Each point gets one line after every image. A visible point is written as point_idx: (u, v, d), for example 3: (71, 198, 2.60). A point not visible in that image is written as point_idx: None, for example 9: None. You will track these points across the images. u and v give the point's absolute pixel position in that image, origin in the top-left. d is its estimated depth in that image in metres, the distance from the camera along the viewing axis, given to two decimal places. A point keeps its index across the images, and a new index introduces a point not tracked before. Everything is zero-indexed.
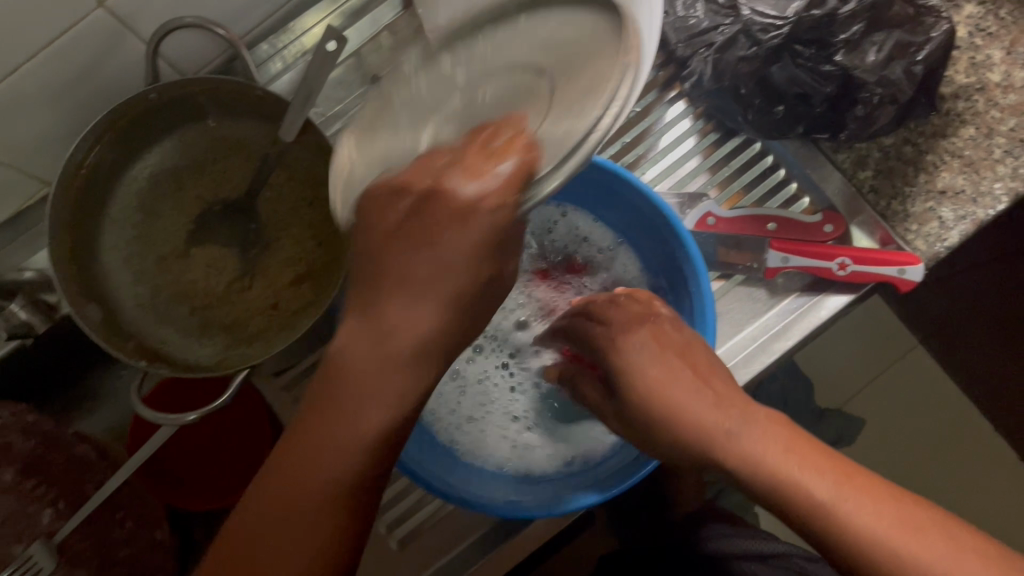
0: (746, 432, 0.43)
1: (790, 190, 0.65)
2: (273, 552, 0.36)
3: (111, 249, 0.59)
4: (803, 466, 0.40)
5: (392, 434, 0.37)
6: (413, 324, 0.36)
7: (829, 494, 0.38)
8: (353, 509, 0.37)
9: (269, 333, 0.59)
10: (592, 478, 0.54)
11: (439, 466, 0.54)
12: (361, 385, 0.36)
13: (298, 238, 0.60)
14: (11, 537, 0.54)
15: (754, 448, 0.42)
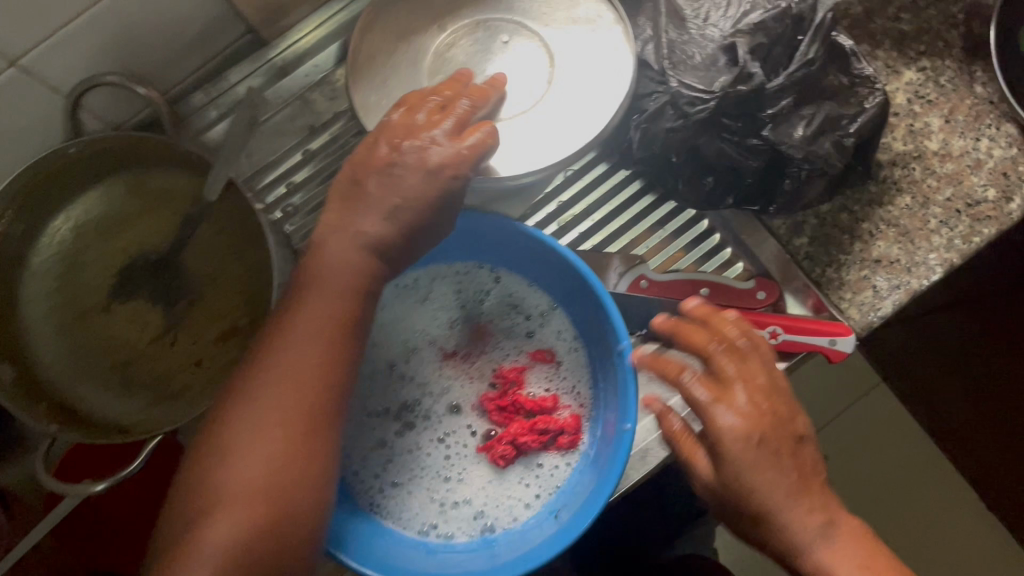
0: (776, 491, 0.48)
1: (725, 256, 0.63)
2: (256, 471, 0.45)
3: (33, 302, 0.59)
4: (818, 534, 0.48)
5: (323, 375, 0.48)
6: (326, 314, 0.49)
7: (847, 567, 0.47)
8: (299, 450, 0.46)
9: (191, 390, 0.59)
10: (510, 551, 0.53)
11: (353, 540, 0.53)
12: (287, 343, 0.48)
13: (223, 294, 0.59)
14: None
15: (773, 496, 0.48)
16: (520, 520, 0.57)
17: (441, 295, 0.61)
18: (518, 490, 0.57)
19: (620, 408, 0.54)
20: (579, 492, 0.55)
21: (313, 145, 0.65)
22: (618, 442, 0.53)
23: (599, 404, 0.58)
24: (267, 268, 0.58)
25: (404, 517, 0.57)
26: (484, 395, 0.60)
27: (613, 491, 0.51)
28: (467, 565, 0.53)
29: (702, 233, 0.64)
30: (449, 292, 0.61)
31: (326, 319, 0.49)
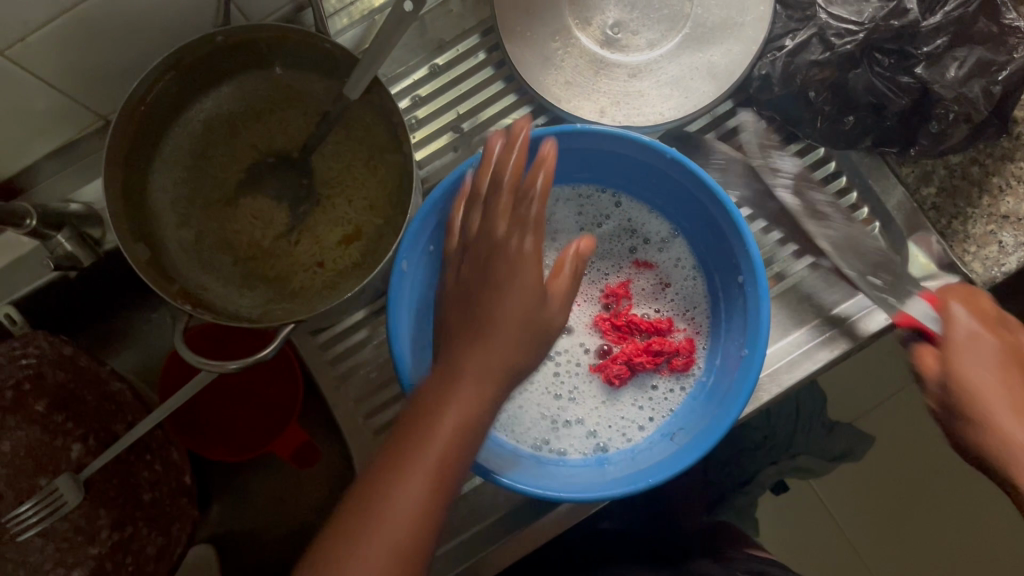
0: (989, 402, 0.48)
1: (850, 199, 0.63)
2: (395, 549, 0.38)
3: (160, 191, 0.58)
4: None
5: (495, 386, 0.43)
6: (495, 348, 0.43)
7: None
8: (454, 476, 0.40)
9: (312, 291, 0.59)
10: (622, 469, 0.54)
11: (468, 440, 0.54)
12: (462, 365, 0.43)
13: (350, 199, 0.59)
14: (35, 469, 0.54)
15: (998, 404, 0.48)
16: (629, 442, 0.57)
17: (557, 216, 0.61)
18: (631, 411, 0.58)
19: (747, 340, 0.53)
20: (697, 417, 0.55)
21: (438, 62, 0.64)
22: (743, 373, 0.53)
23: (716, 332, 0.58)
24: (400, 174, 0.58)
25: (514, 429, 0.57)
26: (598, 315, 0.60)
27: (739, 416, 0.51)
28: (582, 477, 0.54)
29: (829, 175, 0.64)
30: (570, 214, 0.61)
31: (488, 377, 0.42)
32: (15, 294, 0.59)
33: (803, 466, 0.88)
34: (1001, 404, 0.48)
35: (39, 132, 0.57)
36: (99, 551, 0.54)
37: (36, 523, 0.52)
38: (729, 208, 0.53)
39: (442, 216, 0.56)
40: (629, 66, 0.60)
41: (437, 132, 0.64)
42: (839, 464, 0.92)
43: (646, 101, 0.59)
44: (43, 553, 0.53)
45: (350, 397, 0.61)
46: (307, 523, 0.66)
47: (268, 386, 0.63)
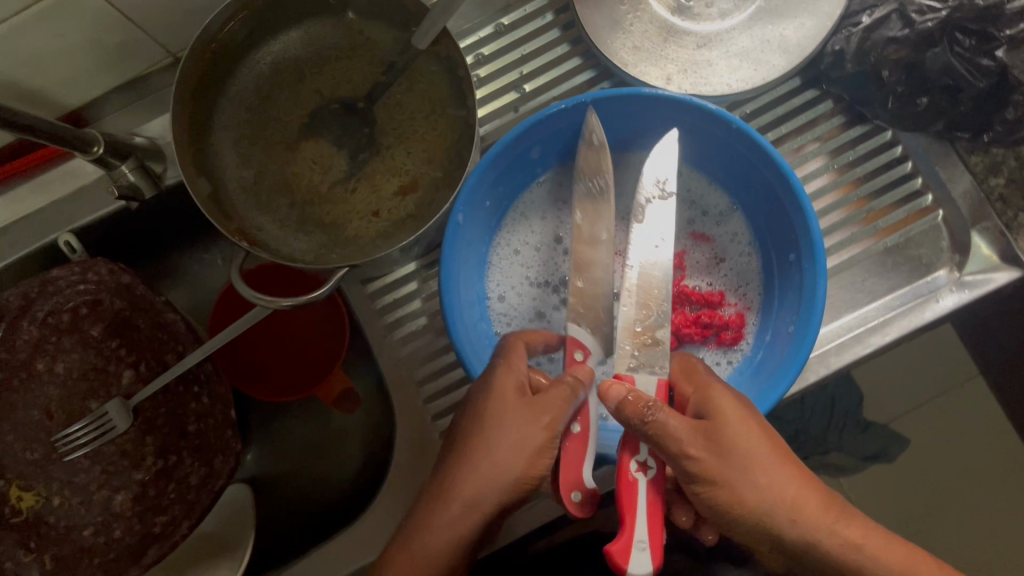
0: (769, 465, 0.45)
1: (914, 185, 0.60)
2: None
3: (223, 128, 0.59)
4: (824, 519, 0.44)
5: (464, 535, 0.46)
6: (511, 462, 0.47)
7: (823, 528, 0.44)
8: None
9: (364, 239, 0.59)
10: None
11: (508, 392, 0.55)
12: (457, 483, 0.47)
13: (409, 150, 0.59)
14: (87, 392, 0.56)
15: (767, 476, 0.45)
16: None
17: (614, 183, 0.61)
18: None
19: (799, 319, 0.53)
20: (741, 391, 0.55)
21: (504, 21, 0.64)
22: (789, 353, 0.52)
23: (767, 309, 0.57)
24: (459, 130, 0.58)
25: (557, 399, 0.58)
26: None
27: (784, 392, 0.51)
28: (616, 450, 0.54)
29: (894, 160, 0.61)
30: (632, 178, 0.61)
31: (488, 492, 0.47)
32: (77, 223, 0.61)
33: (831, 463, 0.90)
34: (777, 470, 0.45)
35: (109, 65, 0.58)
36: (143, 476, 0.55)
37: (85, 443, 0.54)
38: (791, 180, 0.52)
39: (498, 170, 0.56)
40: (699, 32, 0.59)
41: (499, 91, 0.63)
42: (869, 464, 0.92)
43: (714, 71, 0.58)
44: (89, 474, 0.55)
45: (394, 347, 0.61)
46: (339, 471, 0.67)
47: (313, 330, 0.64)
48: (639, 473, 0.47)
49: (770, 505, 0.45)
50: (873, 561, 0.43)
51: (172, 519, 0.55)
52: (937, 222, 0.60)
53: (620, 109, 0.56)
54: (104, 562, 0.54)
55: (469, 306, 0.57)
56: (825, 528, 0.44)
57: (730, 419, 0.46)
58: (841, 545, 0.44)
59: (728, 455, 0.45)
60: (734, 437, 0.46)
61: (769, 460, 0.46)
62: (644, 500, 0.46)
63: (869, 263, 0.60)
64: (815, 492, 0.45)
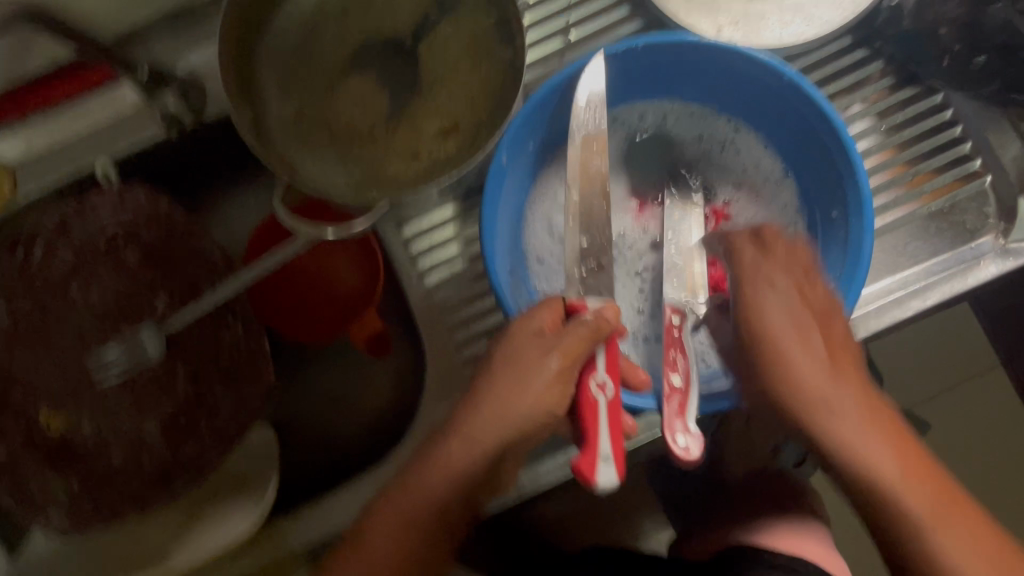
0: (834, 392, 0.46)
1: (962, 150, 0.60)
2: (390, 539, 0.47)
3: (267, 63, 0.59)
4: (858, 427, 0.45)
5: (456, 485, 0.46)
6: (518, 400, 0.45)
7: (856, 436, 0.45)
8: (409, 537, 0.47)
9: (403, 179, 0.58)
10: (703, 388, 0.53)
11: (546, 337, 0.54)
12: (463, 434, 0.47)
13: (452, 91, 0.58)
14: (121, 318, 0.55)
15: (832, 403, 0.45)
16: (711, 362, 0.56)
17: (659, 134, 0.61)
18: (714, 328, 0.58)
19: (842, 275, 0.52)
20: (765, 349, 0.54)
21: None
22: None
23: None
24: (504, 73, 0.57)
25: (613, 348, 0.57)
26: None
27: None
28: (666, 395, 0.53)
29: (943, 124, 0.60)
30: (688, 134, 0.61)
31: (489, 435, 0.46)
32: (115, 152, 0.61)
33: None
34: (847, 402, 0.45)
35: None
36: (174, 405, 0.55)
37: (117, 369, 0.53)
38: (841, 132, 0.51)
39: (544, 113, 0.56)
40: None
41: (545, 39, 0.62)
42: None
43: (766, 23, 0.57)
44: (120, 400, 0.54)
45: (428, 292, 0.61)
46: (365, 417, 0.66)
47: (344, 270, 0.64)
48: (599, 394, 0.45)
49: (829, 429, 0.45)
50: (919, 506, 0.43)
51: (201, 448, 0.55)
52: (984, 188, 0.59)
53: (672, 59, 0.55)
54: (133, 488, 0.55)
55: (509, 253, 0.56)
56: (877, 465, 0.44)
57: (791, 342, 0.47)
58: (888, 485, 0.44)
59: (790, 380, 0.46)
60: (797, 364, 0.46)
61: (825, 381, 0.46)
62: (606, 416, 0.45)
63: (912, 228, 0.59)
64: (879, 424, 0.45)
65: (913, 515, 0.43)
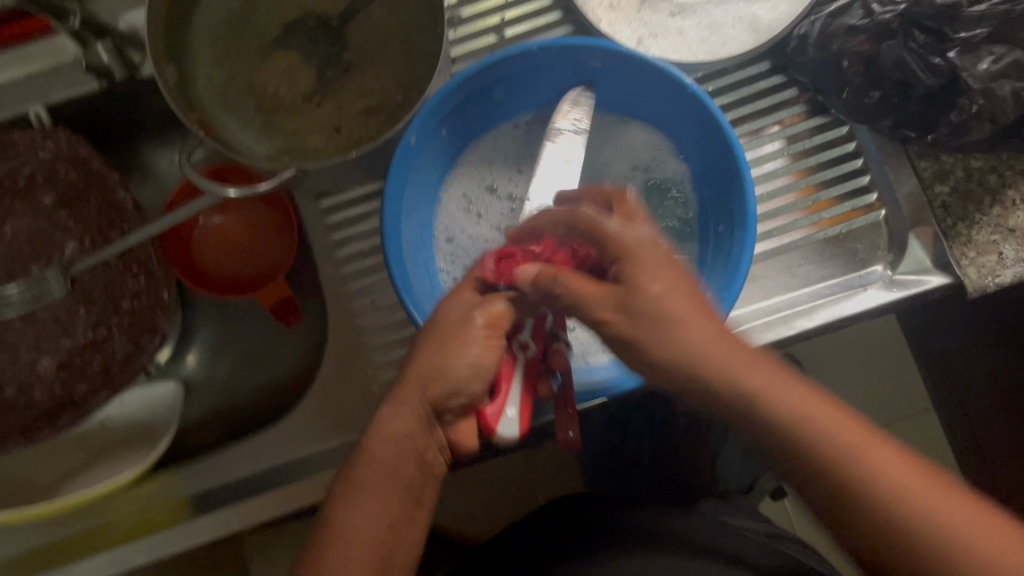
0: (789, 394, 0.40)
1: (861, 182, 0.62)
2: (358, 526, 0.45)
3: (200, 25, 0.60)
4: (804, 403, 0.39)
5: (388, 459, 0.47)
6: (452, 364, 0.48)
7: (791, 404, 0.39)
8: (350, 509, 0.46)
9: (323, 152, 0.60)
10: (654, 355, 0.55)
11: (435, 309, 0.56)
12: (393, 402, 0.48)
13: (379, 73, 0.60)
14: (30, 256, 0.57)
15: (787, 402, 0.39)
16: None
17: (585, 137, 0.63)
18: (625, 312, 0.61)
19: (720, 284, 0.54)
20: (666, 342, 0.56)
21: None
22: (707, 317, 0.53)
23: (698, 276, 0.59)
24: (427, 60, 0.59)
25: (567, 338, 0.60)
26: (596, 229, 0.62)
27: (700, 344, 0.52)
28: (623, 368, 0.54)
29: (847, 154, 0.62)
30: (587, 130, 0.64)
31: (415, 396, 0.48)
32: (49, 99, 0.62)
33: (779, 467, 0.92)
34: (788, 391, 0.40)
35: None
36: (72, 345, 0.57)
37: (19, 305, 0.56)
38: (729, 140, 0.53)
39: (459, 100, 0.57)
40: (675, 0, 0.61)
41: (477, 33, 0.65)
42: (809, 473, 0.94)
43: (683, 40, 0.60)
44: (20, 334, 0.57)
45: (337, 263, 0.63)
46: (272, 381, 0.68)
47: (265, 236, 0.67)
48: (518, 351, 0.50)
49: (783, 428, 0.39)
50: (896, 483, 0.37)
51: (93, 388, 0.56)
52: (878, 221, 0.61)
53: (593, 62, 0.57)
54: (22, 421, 0.55)
55: (412, 232, 0.58)
56: (835, 444, 0.38)
57: (687, 313, 0.42)
58: (855, 472, 0.38)
59: (685, 347, 0.41)
60: (677, 371, 0.42)
61: (761, 372, 0.40)
62: (519, 374, 0.50)
63: (808, 250, 0.61)
64: (832, 418, 0.39)
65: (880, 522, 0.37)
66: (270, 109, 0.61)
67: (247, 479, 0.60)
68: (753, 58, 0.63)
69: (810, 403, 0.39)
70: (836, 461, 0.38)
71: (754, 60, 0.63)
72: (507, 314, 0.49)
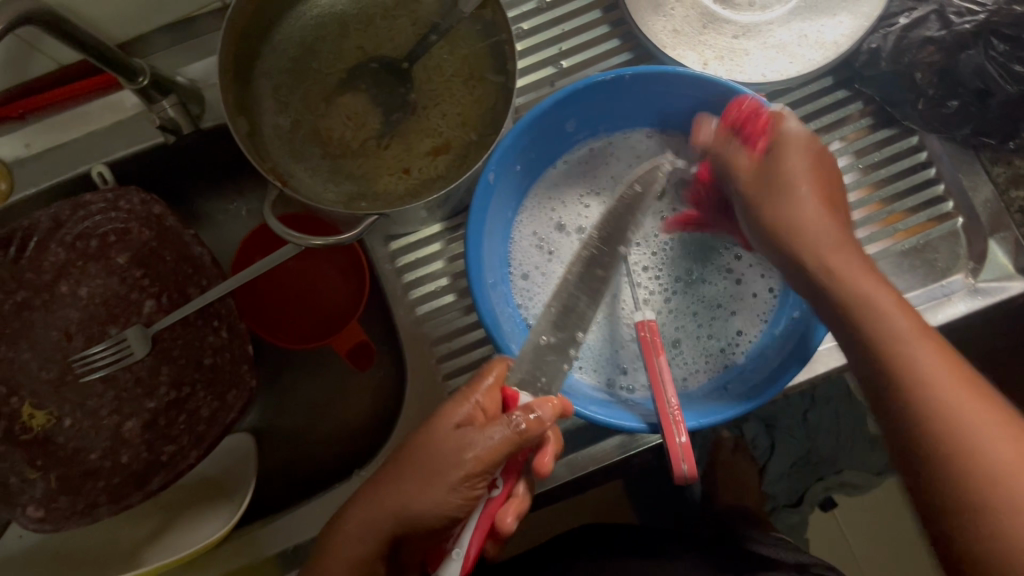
0: (951, 387, 0.42)
1: (935, 190, 0.61)
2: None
3: (263, 75, 0.60)
4: (950, 376, 0.42)
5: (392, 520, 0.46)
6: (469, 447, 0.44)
7: (946, 378, 0.42)
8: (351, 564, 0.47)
9: (393, 194, 0.60)
10: (739, 389, 0.54)
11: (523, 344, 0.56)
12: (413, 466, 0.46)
13: (445, 111, 0.60)
14: (107, 318, 0.56)
15: (944, 391, 0.41)
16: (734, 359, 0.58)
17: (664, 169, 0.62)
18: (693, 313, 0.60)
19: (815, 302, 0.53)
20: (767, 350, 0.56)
21: None
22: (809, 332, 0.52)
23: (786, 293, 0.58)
24: (495, 97, 0.59)
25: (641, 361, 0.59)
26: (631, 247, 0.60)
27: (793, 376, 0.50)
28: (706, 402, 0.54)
29: (918, 164, 0.62)
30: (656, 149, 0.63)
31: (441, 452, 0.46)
32: (111, 156, 0.62)
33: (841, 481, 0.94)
34: (954, 378, 0.42)
35: (161, 4, 0.59)
36: (155, 405, 0.56)
37: (102, 367, 0.55)
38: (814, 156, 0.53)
39: (533, 134, 0.57)
40: (737, 23, 0.61)
41: (536, 65, 0.64)
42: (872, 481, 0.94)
43: (750, 60, 0.60)
44: (101, 398, 0.56)
45: (410, 305, 0.62)
46: (345, 429, 0.67)
47: (332, 281, 0.66)
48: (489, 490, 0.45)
49: (932, 405, 0.41)
50: (1013, 486, 0.38)
51: (181, 448, 0.56)
52: (956, 229, 0.61)
53: (672, 89, 0.57)
54: (108, 485, 0.55)
55: (493, 272, 0.57)
56: (975, 439, 0.40)
57: (852, 271, 0.47)
58: (986, 470, 0.39)
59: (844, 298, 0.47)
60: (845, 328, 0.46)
61: (927, 345, 0.43)
62: (474, 517, 0.44)
63: (888, 263, 0.60)
64: (965, 392, 0.41)
65: (958, 486, 0.39)
66: (337, 155, 0.60)
67: None
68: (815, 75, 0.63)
69: (960, 378, 0.42)
70: (971, 451, 0.39)
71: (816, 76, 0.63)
72: (499, 452, 0.43)
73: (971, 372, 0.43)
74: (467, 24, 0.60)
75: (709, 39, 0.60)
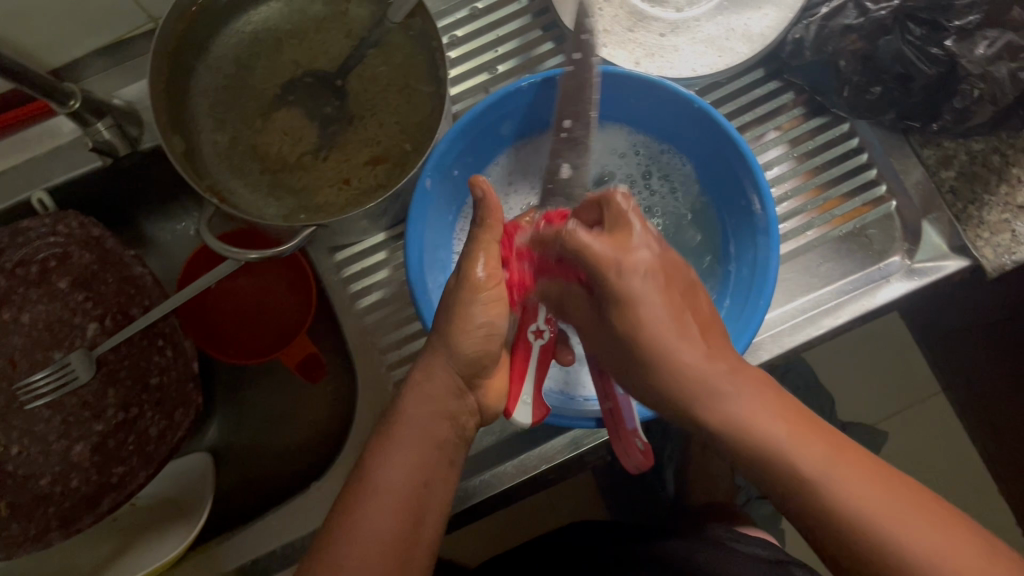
0: (780, 432, 0.40)
1: (868, 176, 0.63)
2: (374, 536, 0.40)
3: (201, 93, 0.60)
4: (766, 413, 0.41)
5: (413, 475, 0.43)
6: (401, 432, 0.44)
7: (764, 419, 0.41)
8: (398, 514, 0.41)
9: (334, 207, 0.59)
10: None
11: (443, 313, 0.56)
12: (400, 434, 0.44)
13: (381, 121, 0.60)
14: (51, 343, 0.57)
15: (817, 470, 0.38)
16: None
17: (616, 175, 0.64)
18: None
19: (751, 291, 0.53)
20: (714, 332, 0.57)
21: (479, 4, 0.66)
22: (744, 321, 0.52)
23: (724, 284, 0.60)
24: (429, 104, 0.59)
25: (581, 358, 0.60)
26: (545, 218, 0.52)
27: None
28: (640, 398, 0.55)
29: (851, 150, 0.63)
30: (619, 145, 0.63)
31: (417, 393, 0.46)
32: (51, 181, 0.62)
33: None
34: (814, 443, 0.39)
35: (91, 28, 0.59)
36: (103, 428, 0.56)
37: (46, 393, 0.55)
38: (741, 148, 0.53)
39: (468, 139, 0.58)
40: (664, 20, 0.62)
41: (473, 70, 0.65)
42: None
43: (678, 56, 0.61)
44: (49, 424, 0.56)
45: (359, 313, 0.63)
46: (301, 444, 0.67)
47: (279, 293, 0.67)
48: (536, 338, 0.53)
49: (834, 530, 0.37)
50: (857, 515, 0.36)
51: (130, 469, 0.56)
52: (890, 212, 0.62)
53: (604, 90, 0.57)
54: (58, 510, 0.54)
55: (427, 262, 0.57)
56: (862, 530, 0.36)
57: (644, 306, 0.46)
58: (844, 520, 0.37)
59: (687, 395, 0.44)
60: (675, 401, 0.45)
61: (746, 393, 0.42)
62: (535, 362, 0.52)
63: (825, 249, 0.61)
64: (797, 441, 0.39)
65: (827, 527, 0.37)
66: (275, 169, 0.60)
67: (295, 543, 0.59)
68: (746, 67, 0.64)
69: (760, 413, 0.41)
70: (824, 509, 0.37)
71: (747, 68, 0.64)
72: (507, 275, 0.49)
73: (808, 411, 0.41)
74: (399, 33, 0.60)
75: (638, 38, 0.62)
